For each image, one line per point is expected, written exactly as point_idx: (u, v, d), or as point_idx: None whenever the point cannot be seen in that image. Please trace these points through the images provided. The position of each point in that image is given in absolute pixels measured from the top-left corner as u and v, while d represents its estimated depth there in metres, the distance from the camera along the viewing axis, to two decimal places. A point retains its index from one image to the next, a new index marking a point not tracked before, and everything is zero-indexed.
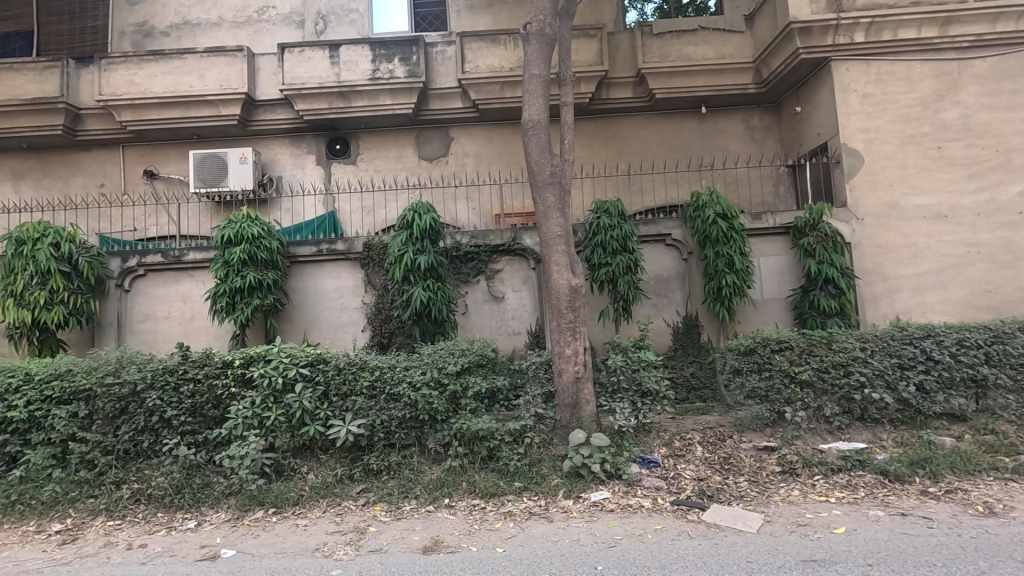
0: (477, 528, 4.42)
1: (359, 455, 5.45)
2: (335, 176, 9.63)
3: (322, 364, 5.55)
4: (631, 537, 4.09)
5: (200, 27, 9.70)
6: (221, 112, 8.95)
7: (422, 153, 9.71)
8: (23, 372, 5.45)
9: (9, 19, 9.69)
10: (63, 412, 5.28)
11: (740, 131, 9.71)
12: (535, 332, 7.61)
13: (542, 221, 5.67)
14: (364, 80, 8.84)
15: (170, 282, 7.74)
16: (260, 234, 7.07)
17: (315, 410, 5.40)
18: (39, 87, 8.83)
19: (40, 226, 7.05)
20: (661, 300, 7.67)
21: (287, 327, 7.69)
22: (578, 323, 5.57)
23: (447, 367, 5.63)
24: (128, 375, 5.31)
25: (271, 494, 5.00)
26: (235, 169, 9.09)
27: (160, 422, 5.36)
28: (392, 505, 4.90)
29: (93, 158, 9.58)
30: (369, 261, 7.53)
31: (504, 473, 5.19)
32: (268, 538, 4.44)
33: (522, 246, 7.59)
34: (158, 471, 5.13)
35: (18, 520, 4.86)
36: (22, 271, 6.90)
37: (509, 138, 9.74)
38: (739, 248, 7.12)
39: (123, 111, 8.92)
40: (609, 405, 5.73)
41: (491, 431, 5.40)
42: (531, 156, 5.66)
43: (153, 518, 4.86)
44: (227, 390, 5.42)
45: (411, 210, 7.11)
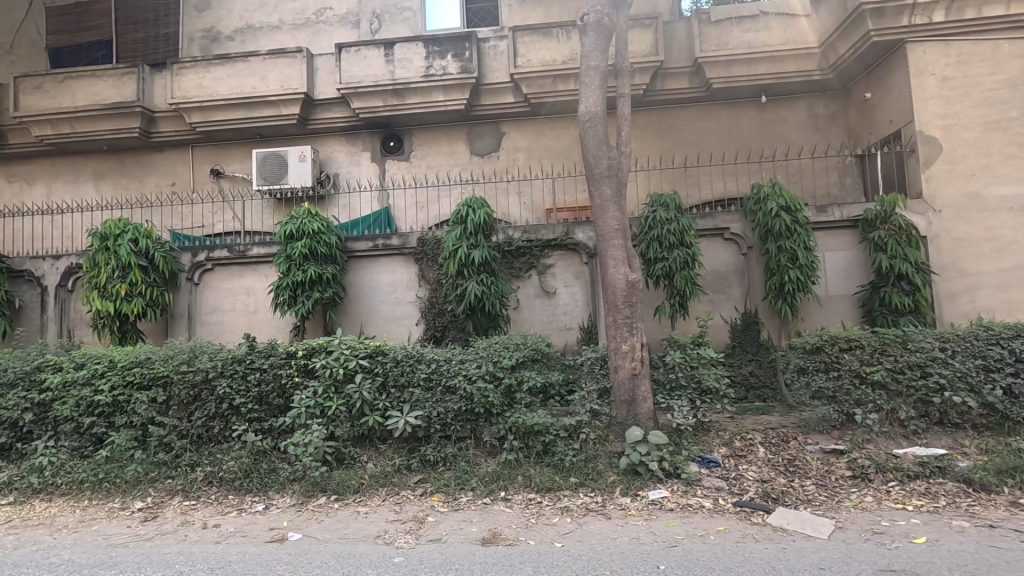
0: (534, 522, 4.43)
1: (416, 446, 5.56)
2: (389, 173, 9.82)
3: (381, 356, 5.70)
4: (692, 537, 4.00)
5: (263, 30, 10.07)
6: (282, 111, 9.28)
7: (473, 148, 9.77)
8: (107, 360, 5.85)
9: (90, 29, 10.34)
10: (144, 397, 5.63)
11: (803, 119, 9.30)
12: (587, 328, 7.53)
13: (599, 215, 5.60)
14: (418, 77, 8.96)
15: (236, 275, 8.09)
16: (319, 229, 7.31)
17: (373, 401, 5.55)
18: (118, 92, 9.39)
19: (120, 223, 7.53)
20: (719, 296, 7.46)
21: (344, 320, 7.89)
22: (635, 318, 5.49)
23: (502, 361, 5.66)
24: (201, 364, 5.63)
25: (334, 481, 5.17)
26: (294, 167, 9.40)
27: (229, 409, 5.61)
28: (449, 496, 4.97)
29: (165, 158, 10.12)
30: (423, 255, 7.64)
31: (559, 468, 5.17)
32: (331, 524, 4.59)
33: (575, 240, 7.52)
34: (228, 456, 5.38)
35: (104, 497, 5.20)
36: (105, 265, 7.40)
37: (561, 131, 9.67)
38: (804, 242, 6.81)
39: (193, 113, 9.38)
40: (666, 403, 5.62)
41: (547, 425, 5.37)
42: (588, 149, 5.60)
43: (225, 499, 5.11)
44: (291, 379, 5.63)
45: (465, 205, 7.16)
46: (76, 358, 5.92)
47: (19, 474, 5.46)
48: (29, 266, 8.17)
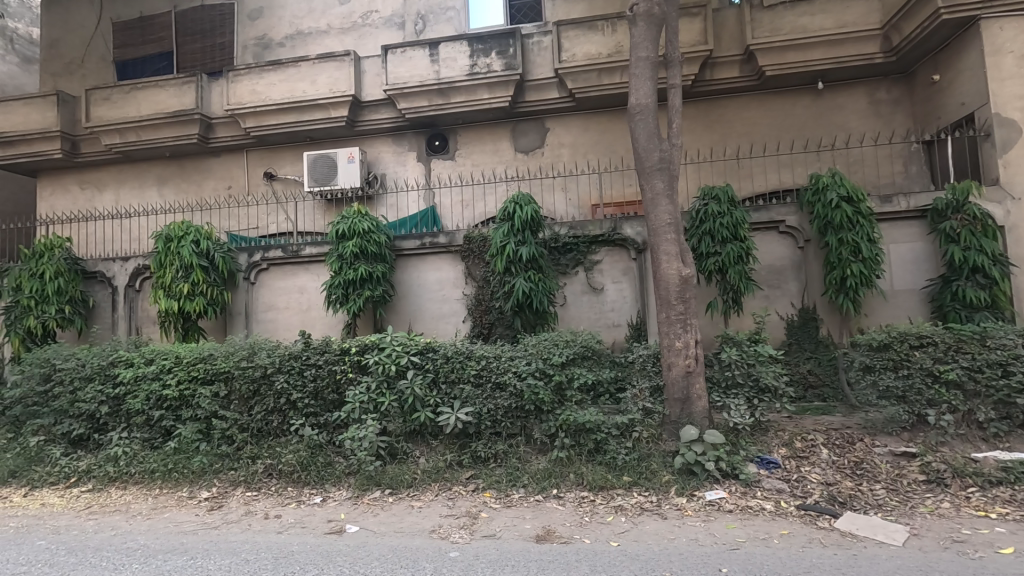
0: (588, 520, 4.38)
1: (466, 442, 5.58)
2: (435, 172, 9.93)
3: (431, 352, 5.79)
4: (754, 541, 3.87)
5: (311, 35, 10.34)
6: (331, 114, 9.51)
7: (517, 145, 9.76)
8: (174, 356, 6.14)
9: (152, 41, 10.86)
10: (207, 392, 5.89)
11: (863, 106, 8.87)
12: (636, 324, 7.40)
13: (650, 209, 5.49)
14: (462, 76, 9.02)
15: (289, 275, 8.34)
16: (369, 229, 7.47)
17: (425, 397, 5.62)
18: (178, 101, 9.84)
19: (183, 225, 7.89)
20: (774, 292, 7.20)
21: (393, 317, 8.02)
22: (689, 315, 5.36)
23: (552, 358, 5.64)
24: (260, 360, 5.84)
25: (387, 475, 5.25)
26: (343, 168, 9.62)
27: (287, 404, 5.80)
28: (501, 492, 4.98)
29: (222, 163, 10.54)
30: (469, 253, 7.67)
31: (612, 467, 5.11)
32: (387, 517, 4.67)
33: (622, 236, 7.40)
34: (287, 449, 5.55)
35: (173, 485, 5.46)
36: (170, 265, 7.77)
37: (606, 126, 9.53)
38: (867, 234, 6.49)
39: (247, 118, 9.74)
40: (722, 402, 5.48)
41: (598, 423, 5.31)
42: (639, 142, 5.49)
43: (284, 491, 5.27)
44: (345, 375, 5.78)
45: (512, 202, 7.15)
46: (145, 354, 6.24)
47: (96, 462, 5.78)
48: (101, 267, 8.67)
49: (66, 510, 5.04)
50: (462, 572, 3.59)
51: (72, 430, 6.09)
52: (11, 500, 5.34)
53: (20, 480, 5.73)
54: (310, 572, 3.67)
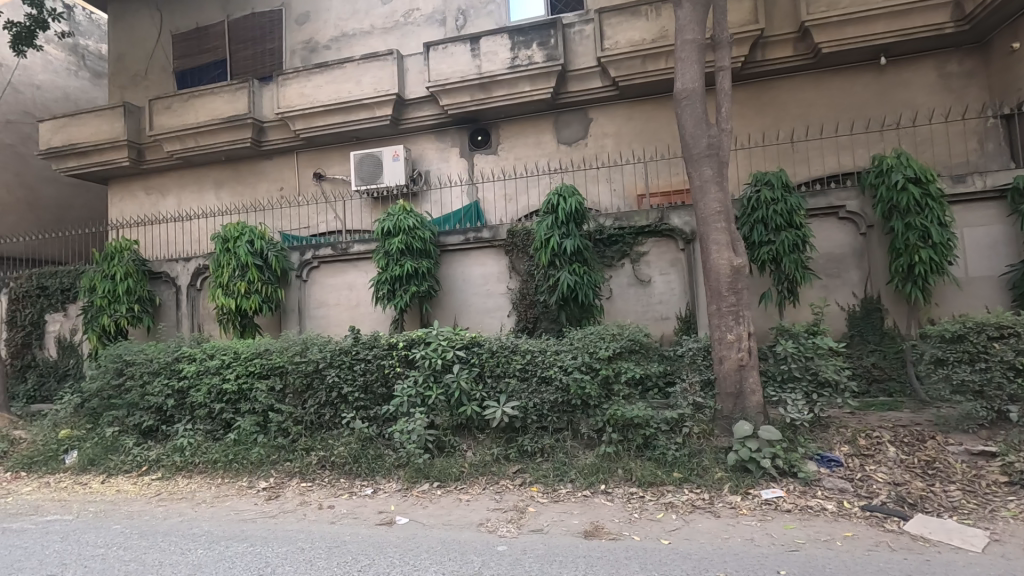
0: (638, 517, 4.28)
1: (513, 436, 5.58)
2: (478, 167, 9.96)
3: (476, 347, 5.81)
4: (815, 542, 3.68)
5: (356, 37, 10.55)
6: (376, 113, 9.68)
7: (560, 137, 9.65)
8: (233, 351, 6.43)
9: (207, 51, 11.34)
10: (264, 386, 6.13)
11: (932, 80, 8.29)
12: (685, 317, 7.19)
13: (699, 197, 5.30)
14: (503, 69, 8.98)
15: (339, 272, 8.56)
16: (414, 225, 7.56)
17: (471, 391, 5.65)
18: (232, 106, 10.25)
19: (239, 226, 8.22)
20: (834, 281, 6.84)
21: (439, 312, 8.11)
22: (741, 306, 5.16)
23: (598, 351, 5.56)
24: (313, 355, 6.04)
25: (435, 468, 5.31)
26: (388, 166, 9.78)
27: (338, 397, 5.96)
28: (548, 487, 4.95)
29: (273, 165, 10.92)
30: (513, 247, 7.64)
31: (662, 463, 4.99)
32: (435, 510, 4.72)
33: (670, 226, 7.19)
34: (339, 441, 5.70)
35: (234, 475, 5.71)
36: (228, 265, 8.13)
37: (651, 114, 9.29)
38: (938, 217, 6.08)
39: (297, 121, 10.04)
40: (777, 396, 5.28)
41: (647, 418, 5.18)
42: (686, 129, 5.32)
43: (337, 483, 5.41)
44: (393, 369, 5.88)
45: (556, 194, 7.07)
46: (207, 350, 6.56)
47: (164, 452, 6.11)
48: (165, 268, 9.15)
49: (138, 497, 5.35)
50: (509, 566, 3.58)
51: (143, 422, 6.47)
52: (90, 487, 5.73)
53: (98, 468, 6.13)
54: (361, 562, 3.74)
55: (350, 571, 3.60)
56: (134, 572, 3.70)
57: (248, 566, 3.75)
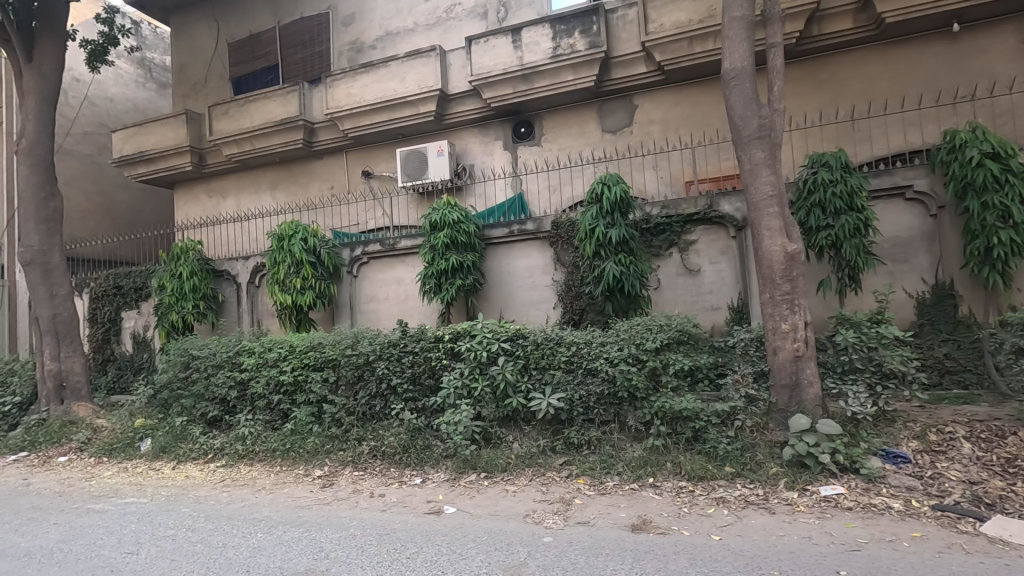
0: (687, 512, 4.18)
1: (559, 428, 5.55)
2: (521, 159, 9.92)
3: (521, 339, 5.82)
4: (879, 542, 3.48)
5: (400, 35, 10.70)
6: (421, 109, 9.81)
7: (605, 126, 9.48)
8: (289, 345, 6.72)
9: (261, 57, 11.79)
10: (318, 377, 6.37)
11: (1012, 46, 7.63)
12: (737, 307, 6.93)
13: (749, 181, 5.09)
14: (545, 59, 8.90)
15: (387, 267, 8.74)
16: (459, 219, 7.63)
17: (517, 383, 5.67)
18: (285, 109, 10.63)
19: (293, 225, 8.54)
20: (901, 267, 6.42)
21: (485, 305, 8.15)
22: (797, 295, 4.93)
23: (645, 343, 5.45)
24: (363, 348, 6.22)
25: (482, 459, 5.36)
26: (433, 161, 9.90)
27: (388, 389, 6.11)
28: (595, 480, 4.90)
29: (324, 165, 11.26)
30: (558, 239, 7.58)
31: (712, 456, 4.85)
32: (482, 500, 4.77)
33: (720, 213, 6.94)
34: (389, 432, 5.85)
35: (291, 463, 5.95)
36: (283, 262, 8.47)
37: (699, 97, 8.98)
38: (1020, 194, 5.65)
39: (345, 120, 10.31)
40: (837, 389, 5.02)
41: (696, 411, 5.06)
42: (735, 110, 5.11)
43: (388, 472, 5.55)
44: (440, 361, 5.98)
45: (600, 182, 6.94)
46: (265, 344, 6.88)
47: (228, 441, 6.44)
48: (227, 266, 9.62)
49: (205, 482, 5.68)
50: (555, 557, 3.58)
51: (208, 412, 6.85)
52: (163, 472, 6.12)
53: (169, 455, 6.53)
54: (409, 549, 3.83)
55: (400, 558, 3.69)
56: (201, 552, 3.93)
57: (303, 550, 3.91)
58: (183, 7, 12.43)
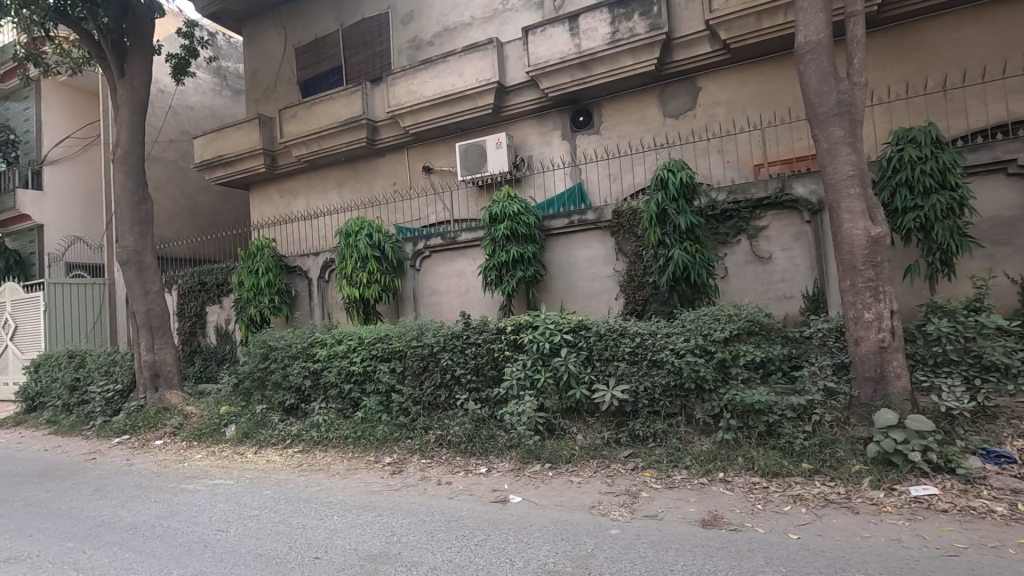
0: (761, 508, 4.02)
1: (624, 420, 5.48)
2: (580, 148, 9.78)
3: (584, 330, 5.78)
4: (979, 548, 3.21)
5: (457, 30, 10.80)
6: (479, 103, 9.89)
7: (666, 110, 9.19)
8: (358, 337, 6.99)
9: (325, 59, 12.23)
10: (386, 368, 6.60)
11: None
12: (813, 296, 6.56)
13: (826, 161, 4.79)
14: (604, 45, 8.73)
15: (448, 260, 8.89)
16: (519, 211, 7.64)
17: (580, 374, 5.63)
18: (349, 109, 11.00)
19: (358, 221, 8.84)
20: (1002, 250, 5.86)
21: (546, 297, 8.13)
22: (881, 282, 4.62)
23: (713, 333, 5.28)
24: (427, 339, 6.38)
25: (547, 450, 5.36)
26: (492, 154, 9.95)
27: (452, 379, 6.23)
28: (662, 473, 4.80)
29: (386, 162, 11.56)
30: (619, 228, 7.44)
31: (787, 452, 4.64)
32: (547, 490, 4.78)
33: (793, 196, 6.58)
34: (454, 422, 5.97)
35: (362, 450, 6.18)
36: (350, 258, 8.80)
37: (769, 75, 8.53)
38: None
39: (406, 117, 10.54)
40: (928, 382, 4.70)
41: (769, 404, 4.86)
42: (809, 87, 4.83)
43: (454, 460, 5.66)
44: (502, 353, 6.04)
45: (664, 168, 6.73)
46: (336, 335, 7.19)
47: (304, 428, 6.77)
48: (299, 263, 10.10)
49: (284, 467, 6.01)
50: (623, 550, 3.53)
51: (285, 400, 7.24)
52: (247, 456, 6.52)
53: (251, 440, 6.95)
54: (478, 537, 3.90)
55: (468, 545, 3.76)
56: (283, 532, 4.18)
57: (376, 533, 4.06)
58: (254, 16, 13.08)
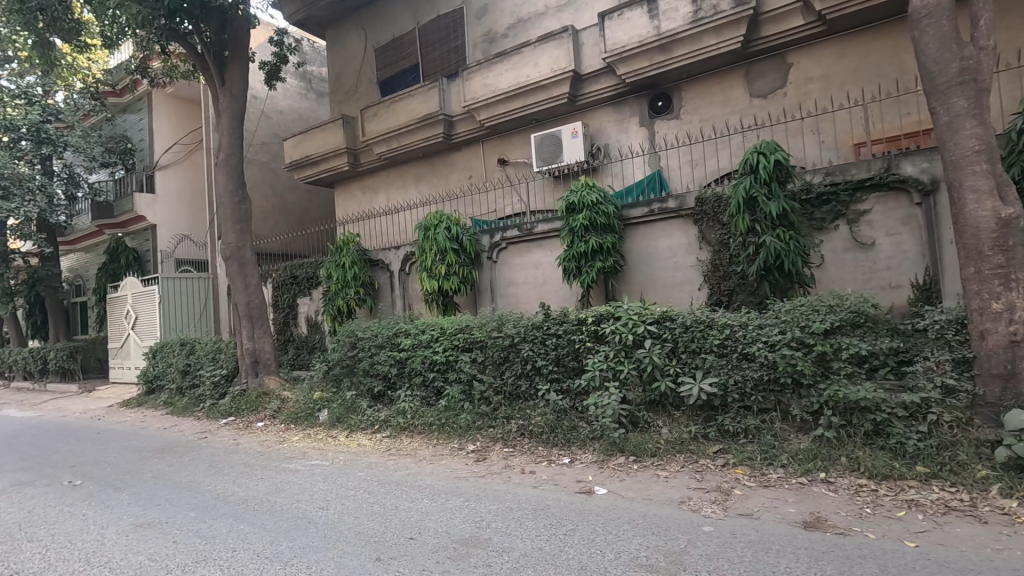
0: (871, 513, 3.75)
1: (712, 415, 5.29)
2: (659, 134, 9.48)
3: (669, 321, 5.61)
4: None
5: (530, 20, 10.76)
6: (554, 93, 9.82)
7: (753, 90, 8.71)
8: (440, 327, 7.18)
9: (403, 57, 12.58)
10: (467, 358, 6.74)
11: None
12: (925, 285, 6.02)
13: (947, 136, 4.36)
14: (685, 25, 8.39)
15: (525, 252, 8.91)
16: (598, 200, 7.53)
17: (664, 366, 5.49)
18: (427, 106, 11.27)
19: (436, 216, 9.06)
20: None
21: (625, 287, 7.99)
22: (1013, 269, 4.16)
23: (812, 325, 4.96)
24: (508, 330, 6.44)
25: (631, 443, 5.28)
26: (568, 144, 9.86)
27: (533, 370, 6.26)
28: (755, 470, 4.60)
29: (462, 156, 11.75)
30: (702, 216, 7.16)
31: (899, 454, 4.33)
32: (633, 483, 4.71)
33: (901, 176, 6.02)
34: (536, 411, 6.00)
35: (446, 436, 6.36)
36: (430, 251, 9.04)
37: (870, 46, 7.88)
38: None
39: (482, 111, 10.65)
40: None
41: (877, 402, 4.51)
42: (926, 55, 4.40)
43: (537, 450, 5.70)
44: (583, 344, 5.99)
45: (754, 151, 6.37)
46: (419, 326, 7.42)
47: (391, 414, 7.07)
48: (381, 256, 10.50)
49: (374, 451, 6.29)
50: (719, 548, 3.41)
51: (373, 387, 7.57)
52: (340, 439, 6.89)
53: (343, 424, 7.34)
54: (565, 526, 3.91)
55: (556, 534, 3.78)
56: (379, 512, 4.39)
57: (466, 518, 4.17)
58: (336, 21, 13.66)
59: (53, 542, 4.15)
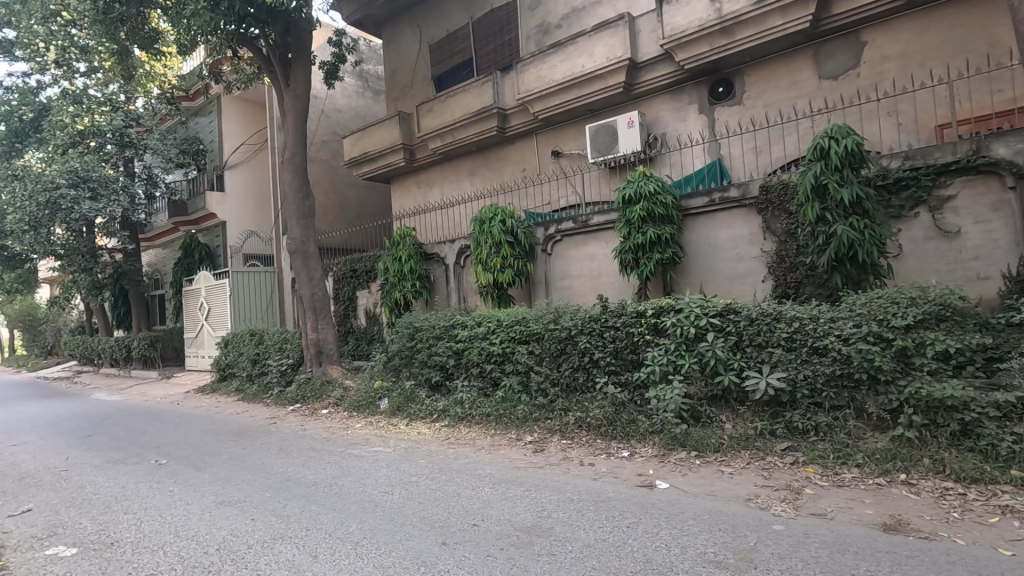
0: (960, 517, 3.52)
1: (780, 411, 5.11)
2: (720, 121, 9.18)
3: (733, 314, 5.44)
4: None
5: (584, 9, 10.62)
6: (610, 82, 9.67)
7: (822, 71, 8.28)
8: (496, 319, 7.25)
9: (457, 52, 12.70)
10: (524, 349, 6.78)
11: None
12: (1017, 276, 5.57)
13: None
14: (748, 6, 8.08)
15: (580, 244, 8.85)
16: (656, 190, 7.37)
17: (728, 360, 5.33)
18: (481, 100, 11.35)
19: (491, 209, 9.11)
20: None
21: (684, 279, 7.80)
22: None
23: (890, 319, 4.70)
24: (565, 322, 6.43)
25: (693, 437, 5.16)
26: (623, 134, 9.69)
27: (590, 362, 6.23)
28: (828, 469, 4.41)
29: (516, 149, 11.77)
30: (767, 205, 6.89)
31: (990, 456, 4.06)
32: (696, 478, 4.61)
33: (992, 158, 5.58)
34: (594, 404, 5.97)
35: (503, 427, 6.43)
36: (485, 244, 9.11)
37: (953, 20, 7.34)
38: None
39: (536, 103, 10.62)
40: None
41: (965, 400, 4.24)
42: None
43: (595, 443, 5.67)
44: (642, 337, 5.89)
45: (825, 135, 6.06)
46: (475, 317, 7.52)
47: (449, 404, 7.21)
48: (436, 249, 10.68)
49: (433, 439, 6.44)
50: (791, 547, 3.29)
51: (431, 377, 7.73)
52: (400, 427, 7.09)
53: (403, 413, 7.54)
54: (629, 519, 3.87)
55: (620, 526, 3.75)
56: (442, 498, 4.49)
57: (527, 507, 4.19)
58: (392, 19, 13.94)
59: (146, 515, 4.47)
